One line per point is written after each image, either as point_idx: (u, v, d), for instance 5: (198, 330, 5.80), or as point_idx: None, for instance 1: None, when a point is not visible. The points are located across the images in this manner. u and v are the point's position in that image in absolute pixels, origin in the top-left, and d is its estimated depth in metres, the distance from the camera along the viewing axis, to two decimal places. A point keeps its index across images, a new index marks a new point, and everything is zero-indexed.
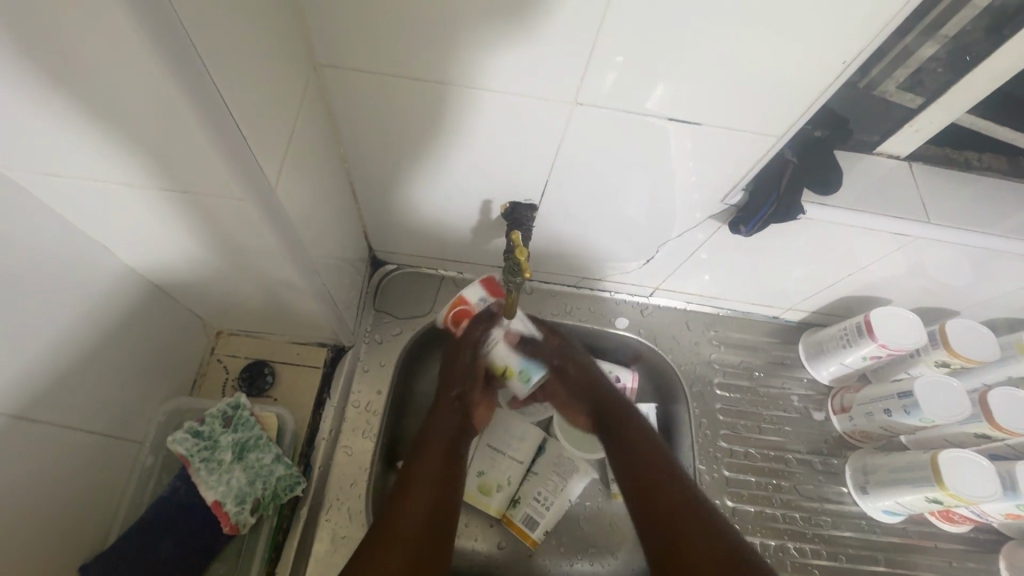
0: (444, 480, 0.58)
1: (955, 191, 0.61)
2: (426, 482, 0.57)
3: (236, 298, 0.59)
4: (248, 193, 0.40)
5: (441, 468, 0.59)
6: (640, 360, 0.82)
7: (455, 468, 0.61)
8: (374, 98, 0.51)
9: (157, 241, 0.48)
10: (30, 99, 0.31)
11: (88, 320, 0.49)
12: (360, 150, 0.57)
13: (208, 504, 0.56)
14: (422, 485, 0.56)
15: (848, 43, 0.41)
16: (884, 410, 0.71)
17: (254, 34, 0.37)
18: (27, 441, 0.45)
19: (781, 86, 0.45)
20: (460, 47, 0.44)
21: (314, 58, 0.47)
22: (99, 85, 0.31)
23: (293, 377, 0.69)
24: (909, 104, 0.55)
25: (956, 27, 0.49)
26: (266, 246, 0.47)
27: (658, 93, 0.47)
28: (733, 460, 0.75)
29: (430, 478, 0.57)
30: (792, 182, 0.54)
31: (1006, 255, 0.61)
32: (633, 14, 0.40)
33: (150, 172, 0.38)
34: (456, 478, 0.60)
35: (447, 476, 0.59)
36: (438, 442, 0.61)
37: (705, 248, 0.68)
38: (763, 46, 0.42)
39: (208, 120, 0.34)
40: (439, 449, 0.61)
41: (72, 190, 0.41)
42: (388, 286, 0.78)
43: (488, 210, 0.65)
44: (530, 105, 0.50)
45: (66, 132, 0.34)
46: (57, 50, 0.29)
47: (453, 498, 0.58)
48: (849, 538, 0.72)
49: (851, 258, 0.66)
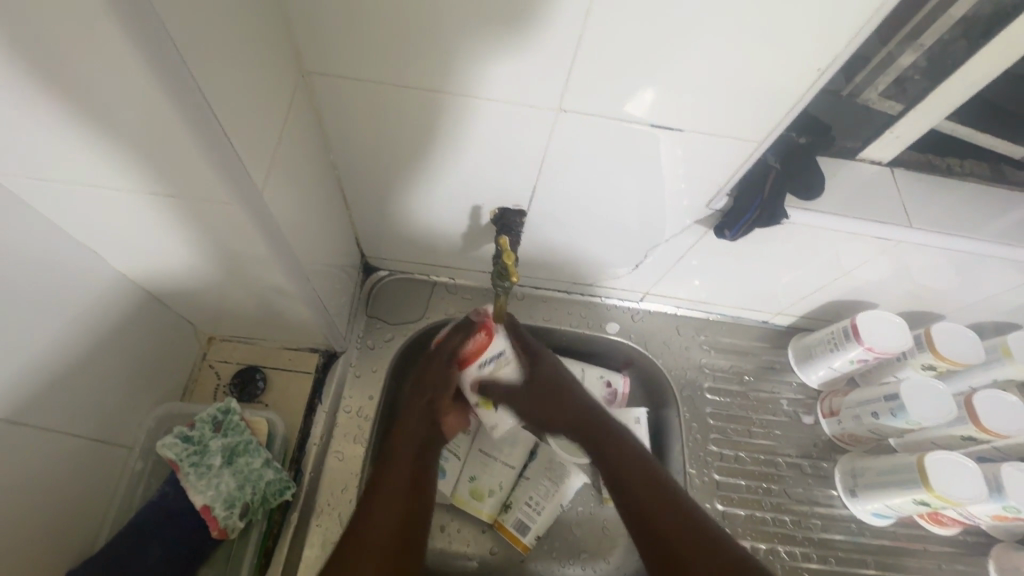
0: (413, 490, 0.59)
1: (937, 196, 0.62)
2: (395, 495, 0.58)
3: (227, 303, 0.59)
4: (236, 197, 0.40)
5: (409, 479, 0.60)
6: (631, 365, 0.82)
7: (425, 477, 0.62)
8: (362, 105, 0.52)
9: (148, 247, 0.48)
10: (21, 106, 0.32)
11: (79, 325, 0.50)
12: (350, 157, 0.58)
13: (198, 509, 0.56)
14: (389, 497, 0.57)
15: (825, 50, 0.42)
16: (871, 412, 0.72)
17: (241, 41, 0.37)
18: (15, 445, 0.45)
19: (760, 92, 0.46)
20: (446, 55, 0.45)
21: (303, 65, 0.48)
22: (88, 92, 0.32)
23: (284, 382, 0.69)
24: (890, 111, 0.56)
25: (933, 36, 0.50)
26: (256, 251, 0.48)
27: (642, 99, 0.48)
28: (723, 463, 0.75)
29: (397, 490, 0.58)
30: (776, 188, 0.55)
31: (989, 259, 0.62)
32: (614, 22, 0.41)
33: (140, 178, 0.39)
34: (426, 487, 0.61)
35: (416, 487, 0.60)
36: (407, 452, 0.62)
37: (693, 252, 0.69)
38: (742, 54, 0.43)
39: (195, 125, 0.34)
40: (409, 460, 0.62)
41: (62, 196, 0.41)
42: (380, 292, 0.78)
43: (477, 216, 0.66)
44: (516, 112, 0.51)
45: (57, 138, 0.35)
46: (47, 57, 0.29)
47: (422, 508, 0.59)
48: (839, 541, 0.73)
49: (836, 262, 0.66)
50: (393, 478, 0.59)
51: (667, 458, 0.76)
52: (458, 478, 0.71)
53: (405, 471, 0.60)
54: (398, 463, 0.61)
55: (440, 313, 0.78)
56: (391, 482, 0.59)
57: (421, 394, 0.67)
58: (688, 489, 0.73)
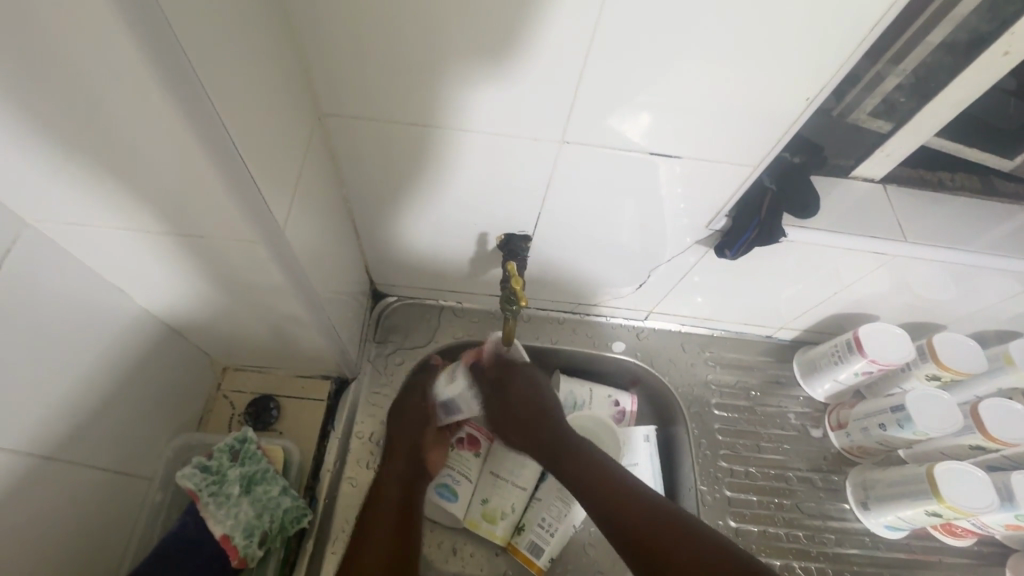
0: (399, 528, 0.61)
1: (931, 210, 0.64)
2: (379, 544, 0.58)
3: (244, 334, 0.61)
4: (259, 235, 0.42)
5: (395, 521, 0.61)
6: (638, 383, 0.83)
7: (413, 513, 0.63)
8: (373, 143, 0.54)
9: (170, 284, 0.50)
10: (63, 156, 0.35)
11: (105, 359, 0.51)
12: (361, 190, 0.60)
13: (217, 538, 0.57)
14: (380, 540, 0.59)
15: (812, 79, 0.45)
16: (878, 424, 0.73)
17: (263, 88, 0.40)
18: (47, 478, 0.46)
19: (754, 120, 0.49)
20: (452, 95, 0.48)
21: (319, 107, 0.50)
22: (129, 143, 0.34)
23: (297, 410, 0.71)
24: (879, 131, 0.59)
25: (915, 61, 0.52)
26: (275, 285, 0.50)
27: (641, 127, 0.50)
28: (734, 479, 0.76)
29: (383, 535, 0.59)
30: (773, 207, 0.57)
31: (985, 270, 0.63)
32: (612, 61, 0.44)
33: (168, 220, 0.41)
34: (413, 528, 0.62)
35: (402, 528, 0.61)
36: (394, 488, 0.64)
37: (695, 271, 0.70)
38: (734, 84, 0.45)
39: (226, 173, 0.36)
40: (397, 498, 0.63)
41: (91, 236, 0.43)
42: (388, 318, 0.80)
43: (483, 242, 0.68)
44: (521, 143, 0.53)
45: (94, 185, 0.37)
46: (91, 114, 0.32)
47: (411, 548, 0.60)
48: (854, 555, 0.73)
49: (836, 277, 0.68)
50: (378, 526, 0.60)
51: (679, 475, 0.77)
52: (470, 501, 0.70)
53: (391, 514, 0.61)
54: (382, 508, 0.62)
55: (450, 336, 0.79)
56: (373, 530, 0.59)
57: (408, 427, 0.68)
58: (700, 506, 0.73)
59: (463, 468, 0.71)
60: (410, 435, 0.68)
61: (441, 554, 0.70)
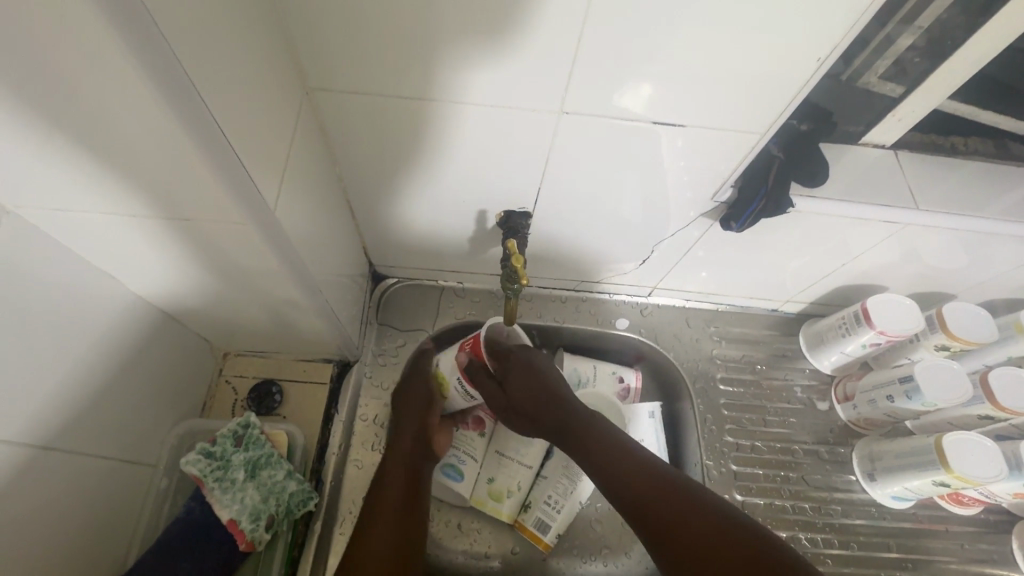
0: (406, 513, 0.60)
1: (943, 177, 0.62)
2: (384, 534, 0.57)
3: (243, 319, 0.60)
4: (250, 218, 0.41)
5: (399, 510, 0.60)
6: (643, 359, 0.83)
7: (418, 500, 0.62)
8: (366, 118, 0.52)
9: (162, 269, 0.49)
10: (35, 142, 0.33)
11: (100, 348, 0.50)
12: (355, 168, 0.59)
13: (224, 523, 0.57)
14: (386, 525, 0.58)
15: (823, 40, 0.42)
16: (886, 396, 0.72)
17: (245, 63, 0.38)
18: (49, 470, 0.46)
19: (760, 85, 0.46)
20: (445, 66, 0.46)
21: (306, 83, 0.48)
22: (106, 125, 0.32)
23: (300, 395, 0.71)
24: (891, 94, 0.56)
25: (930, 19, 0.50)
26: (269, 268, 0.48)
27: (644, 96, 0.48)
28: (740, 453, 0.75)
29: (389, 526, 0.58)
30: (780, 176, 0.56)
31: (997, 237, 0.62)
32: (609, 24, 0.42)
33: (154, 203, 0.40)
34: (420, 517, 0.61)
35: (408, 518, 0.60)
36: (398, 475, 0.63)
37: (700, 244, 0.69)
38: (740, 46, 0.43)
39: (210, 153, 0.35)
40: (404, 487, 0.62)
41: (77, 222, 0.42)
42: (389, 300, 0.79)
43: (483, 221, 0.66)
44: (519, 116, 0.51)
45: (73, 170, 0.36)
46: (57, 93, 0.30)
47: (417, 538, 0.60)
48: (860, 526, 0.73)
49: (844, 247, 0.66)
50: (387, 518, 0.59)
51: (684, 450, 0.77)
52: (476, 480, 0.71)
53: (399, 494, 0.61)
54: (386, 498, 0.60)
55: (450, 318, 0.79)
56: (381, 523, 0.58)
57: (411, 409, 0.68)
58: (706, 481, 0.73)
59: (468, 447, 0.71)
60: (414, 419, 0.67)
61: (450, 533, 0.71)
